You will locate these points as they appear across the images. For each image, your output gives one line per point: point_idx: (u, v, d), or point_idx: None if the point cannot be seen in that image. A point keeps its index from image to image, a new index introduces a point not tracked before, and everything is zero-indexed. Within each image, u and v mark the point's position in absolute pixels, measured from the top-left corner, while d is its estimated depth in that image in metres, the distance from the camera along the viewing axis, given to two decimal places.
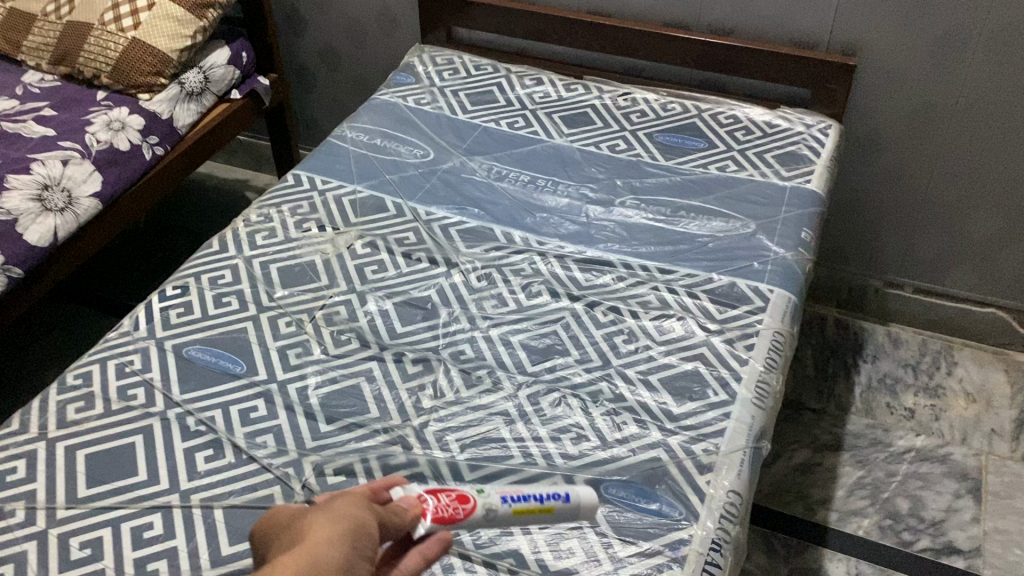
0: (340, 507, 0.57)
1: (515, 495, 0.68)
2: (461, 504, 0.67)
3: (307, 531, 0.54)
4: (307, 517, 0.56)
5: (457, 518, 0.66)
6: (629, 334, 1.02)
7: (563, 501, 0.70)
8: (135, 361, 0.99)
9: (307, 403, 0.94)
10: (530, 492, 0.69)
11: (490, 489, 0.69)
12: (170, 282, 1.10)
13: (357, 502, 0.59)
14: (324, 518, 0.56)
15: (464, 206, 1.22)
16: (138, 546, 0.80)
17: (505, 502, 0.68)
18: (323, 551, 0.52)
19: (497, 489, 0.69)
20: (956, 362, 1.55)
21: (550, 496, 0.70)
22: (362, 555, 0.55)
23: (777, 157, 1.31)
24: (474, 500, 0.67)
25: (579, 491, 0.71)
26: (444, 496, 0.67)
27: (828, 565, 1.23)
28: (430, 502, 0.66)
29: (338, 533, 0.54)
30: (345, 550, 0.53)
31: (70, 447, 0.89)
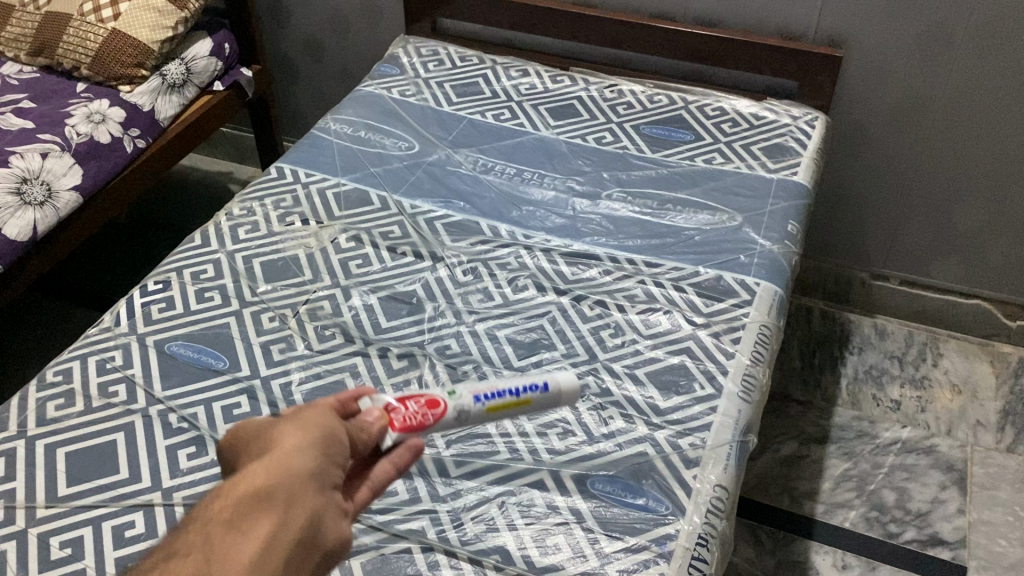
0: (308, 415, 0.58)
1: (488, 393, 0.71)
2: (431, 410, 0.69)
3: (277, 437, 0.56)
4: (277, 424, 0.58)
5: (428, 423, 0.68)
6: (616, 328, 1.01)
7: (541, 391, 0.73)
8: (116, 357, 0.98)
9: (291, 399, 0.93)
10: (504, 389, 0.71)
11: (462, 390, 0.71)
12: (151, 277, 1.09)
13: (326, 410, 0.60)
14: (292, 427, 0.57)
15: (450, 200, 1.21)
16: (120, 545, 0.79)
17: (478, 401, 0.70)
18: (293, 459, 0.53)
19: (469, 390, 0.71)
20: (942, 354, 1.55)
21: (526, 388, 0.73)
22: (331, 461, 0.56)
23: (764, 149, 1.30)
24: (445, 403, 0.69)
25: (555, 378, 0.74)
26: (413, 403, 0.69)
27: (814, 557, 1.24)
28: (399, 411, 0.67)
29: (309, 440, 0.56)
30: (314, 456, 0.55)
31: (50, 445, 0.88)
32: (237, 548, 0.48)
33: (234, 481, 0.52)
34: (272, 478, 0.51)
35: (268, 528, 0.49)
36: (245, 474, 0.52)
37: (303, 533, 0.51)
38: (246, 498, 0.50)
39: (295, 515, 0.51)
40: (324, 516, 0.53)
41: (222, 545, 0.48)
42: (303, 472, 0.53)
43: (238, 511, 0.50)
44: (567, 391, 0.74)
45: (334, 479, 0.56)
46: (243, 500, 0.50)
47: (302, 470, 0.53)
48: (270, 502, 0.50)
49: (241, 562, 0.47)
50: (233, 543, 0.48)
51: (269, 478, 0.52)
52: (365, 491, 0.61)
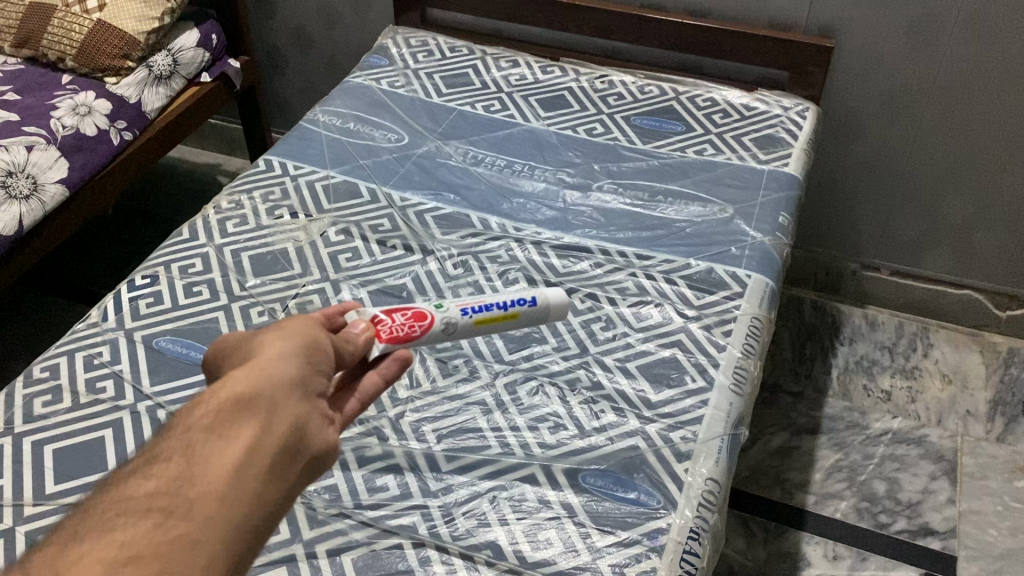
0: (292, 325, 0.59)
1: (474, 307, 0.78)
2: (418, 322, 0.74)
3: (260, 347, 0.57)
4: (259, 334, 0.59)
5: (415, 334, 0.74)
6: (607, 321, 1.01)
7: (528, 305, 0.81)
8: (104, 353, 0.97)
9: None
10: (491, 303, 0.79)
11: (449, 304, 0.77)
12: (138, 272, 1.08)
13: (309, 322, 0.61)
14: (277, 335, 0.58)
15: (440, 192, 1.21)
16: None
17: (466, 314, 0.77)
18: (277, 366, 0.55)
19: (456, 303, 0.77)
20: (932, 344, 1.56)
21: (512, 303, 0.80)
22: (315, 368, 0.58)
23: (755, 141, 1.30)
24: (431, 316, 0.75)
25: (540, 295, 0.83)
26: (399, 316, 0.74)
27: (805, 548, 1.24)
28: (386, 323, 0.73)
29: (292, 349, 0.57)
30: (298, 365, 0.56)
31: (37, 442, 0.87)
32: (220, 452, 0.49)
33: (218, 385, 0.53)
34: (256, 383, 0.53)
35: (251, 431, 0.50)
36: (226, 381, 0.53)
37: (287, 438, 0.52)
38: (227, 405, 0.51)
39: (278, 420, 0.52)
40: (309, 421, 0.54)
41: (205, 448, 0.49)
42: (285, 381, 0.54)
43: (219, 416, 0.51)
44: (553, 304, 0.84)
45: (318, 388, 0.57)
46: (226, 406, 0.51)
47: (284, 380, 0.54)
48: (254, 406, 0.52)
49: (224, 466, 0.48)
50: (219, 443, 0.49)
51: (252, 383, 0.53)
52: (354, 402, 0.64)
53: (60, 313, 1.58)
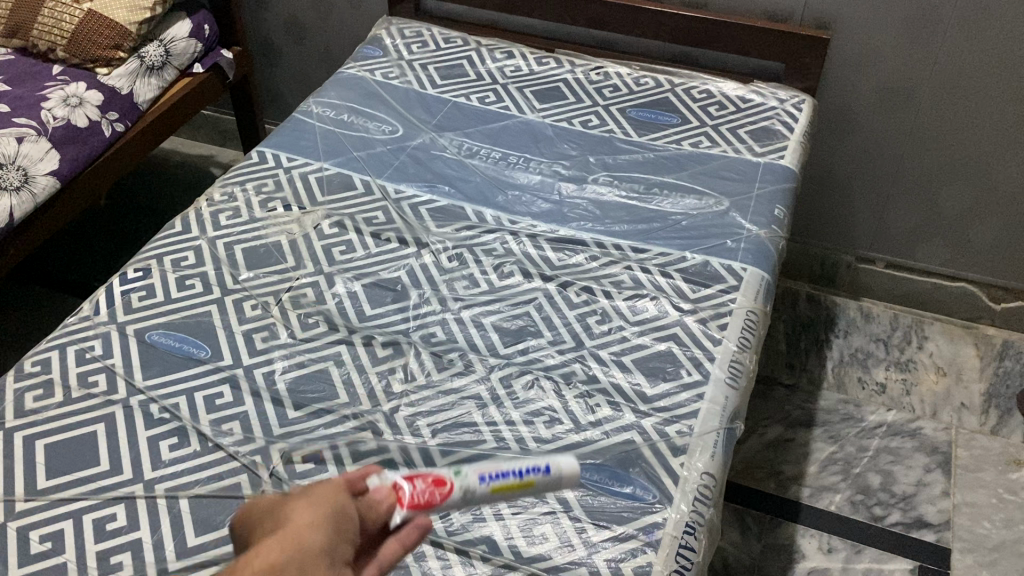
0: (320, 492, 0.57)
1: (494, 472, 0.64)
2: (437, 489, 0.63)
3: (290, 516, 0.54)
4: (289, 502, 0.56)
5: (434, 502, 0.63)
6: (602, 314, 1.00)
7: (544, 473, 0.65)
8: (96, 347, 0.96)
9: (274, 388, 0.92)
10: (510, 469, 0.64)
11: (468, 468, 0.65)
12: (130, 265, 1.07)
13: (338, 487, 0.58)
14: (306, 503, 0.55)
15: (434, 184, 1.20)
16: (101, 537, 0.78)
17: (483, 482, 0.64)
18: (306, 536, 0.52)
19: (475, 469, 0.64)
20: (927, 336, 1.56)
21: (529, 469, 0.65)
22: (343, 537, 0.54)
23: (751, 133, 1.30)
24: (450, 483, 0.63)
25: (559, 461, 0.66)
26: (420, 482, 0.63)
27: (800, 540, 1.24)
28: (406, 488, 0.62)
29: (322, 516, 0.54)
30: (328, 534, 0.53)
31: (28, 437, 0.87)
32: None
33: (247, 557, 0.50)
34: (288, 555, 0.50)
35: None
36: (256, 553, 0.50)
37: None
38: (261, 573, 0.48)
39: None
40: None
41: None
42: (315, 551, 0.51)
43: None
44: (573, 474, 0.66)
45: (347, 557, 0.54)
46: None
47: (313, 548, 0.51)
48: None
49: None
50: None
51: (282, 554, 0.50)
52: None
53: (52, 305, 1.57)
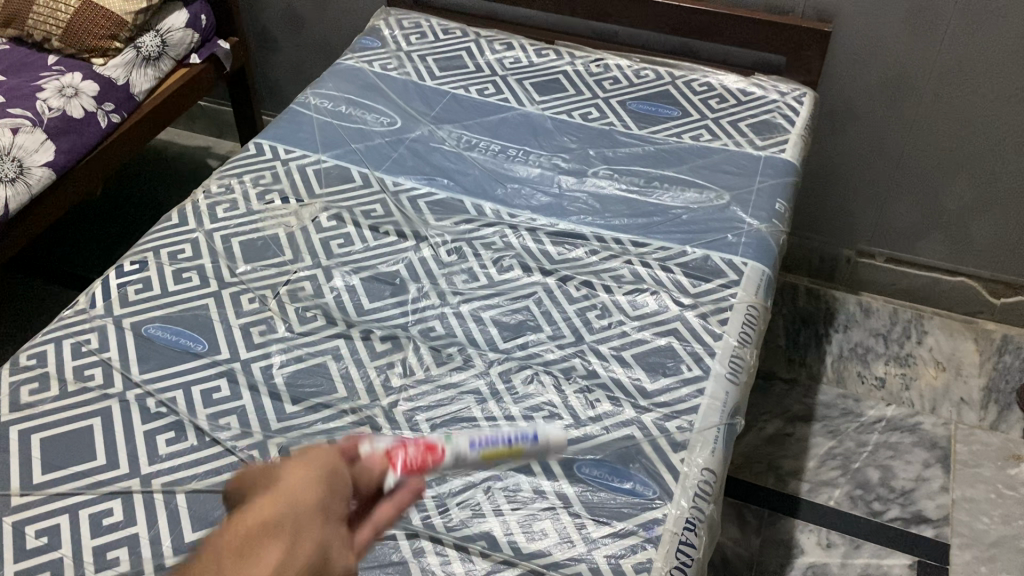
0: (312, 453, 0.57)
1: (483, 438, 0.71)
2: (430, 453, 0.69)
3: (282, 475, 0.55)
4: (281, 464, 0.56)
5: (428, 464, 0.68)
6: (603, 308, 1.00)
7: (531, 441, 0.73)
8: (92, 340, 0.95)
9: (272, 382, 0.91)
10: (499, 435, 0.72)
11: (457, 435, 0.72)
12: (127, 258, 1.06)
13: (331, 450, 0.59)
14: (299, 463, 0.56)
15: (433, 177, 1.19)
16: (98, 533, 0.78)
17: (474, 446, 0.71)
18: (299, 492, 0.52)
19: (464, 435, 0.71)
20: (926, 331, 1.56)
21: (516, 437, 0.73)
22: (338, 496, 0.55)
23: (752, 126, 1.29)
24: (442, 448, 0.70)
25: (545, 431, 0.74)
26: (413, 446, 0.68)
27: (799, 535, 1.24)
28: (399, 453, 0.67)
29: (315, 475, 0.55)
30: (321, 491, 0.53)
31: (24, 431, 0.86)
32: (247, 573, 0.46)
33: (240, 514, 0.50)
34: (281, 509, 0.50)
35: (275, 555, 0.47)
36: (248, 509, 0.50)
37: (312, 566, 0.49)
38: (253, 527, 0.49)
39: (303, 545, 0.49)
40: (334, 551, 0.51)
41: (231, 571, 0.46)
42: (308, 505, 0.52)
43: (243, 542, 0.48)
44: (556, 443, 0.75)
45: (341, 514, 0.54)
46: (250, 531, 0.49)
47: (307, 506, 0.52)
48: (278, 531, 0.49)
49: None
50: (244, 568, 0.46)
51: (274, 509, 0.50)
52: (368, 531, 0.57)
53: (48, 297, 1.56)
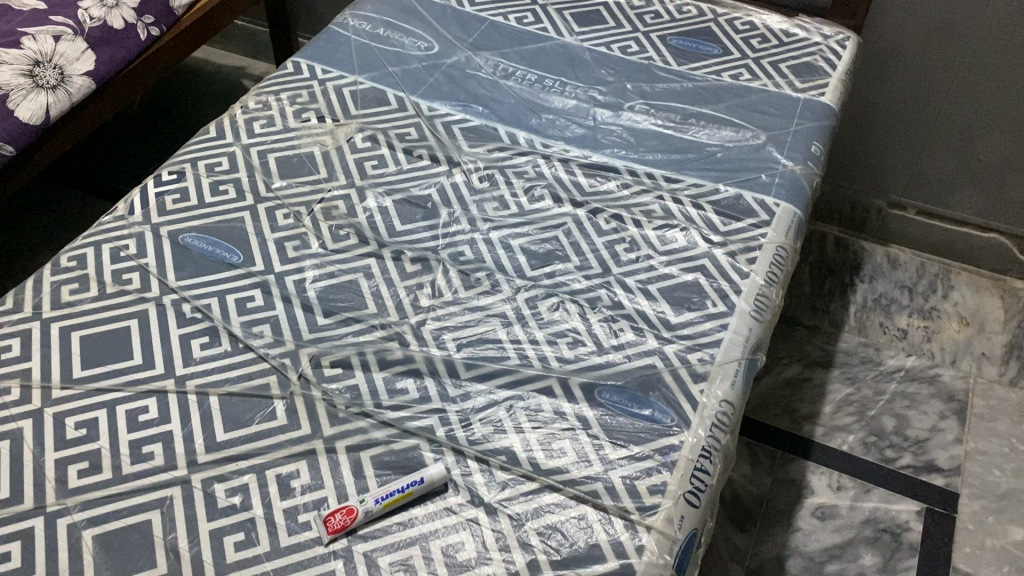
0: None
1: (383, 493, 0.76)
2: (349, 516, 0.74)
3: None
4: None
5: (348, 522, 0.74)
6: (631, 242, 1.01)
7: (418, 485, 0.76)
8: (130, 246, 0.98)
9: (304, 296, 0.94)
10: (392, 487, 0.76)
11: (366, 495, 0.76)
12: (165, 168, 1.08)
13: None
14: None
15: (468, 103, 1.19)
16: (134, 428, 0.81)
17: (378, 502, 0.75)
18: None
19: (371, 493, 0.76)
20: (952, 287, 1.55)
21: (407, 483, 0.76)
22: None
23: (792, 68, 1.27)
24: (356, 508, 0.75)
25: (429, 472, 0.77)
26: (334, 517, 0.74)
27: (810, 477, 1.26)
28: (333, 521, 0.74)
29: None
30: None
31: (65, 328, 0.89)
32: None
33: None
34: None
35: None
36: None
37: None
38: None
39: None
40: None
41: None
42: None
43: None
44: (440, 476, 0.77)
45: None
46: None
47: None
48: None
49: None
50: None
51: None
52: None
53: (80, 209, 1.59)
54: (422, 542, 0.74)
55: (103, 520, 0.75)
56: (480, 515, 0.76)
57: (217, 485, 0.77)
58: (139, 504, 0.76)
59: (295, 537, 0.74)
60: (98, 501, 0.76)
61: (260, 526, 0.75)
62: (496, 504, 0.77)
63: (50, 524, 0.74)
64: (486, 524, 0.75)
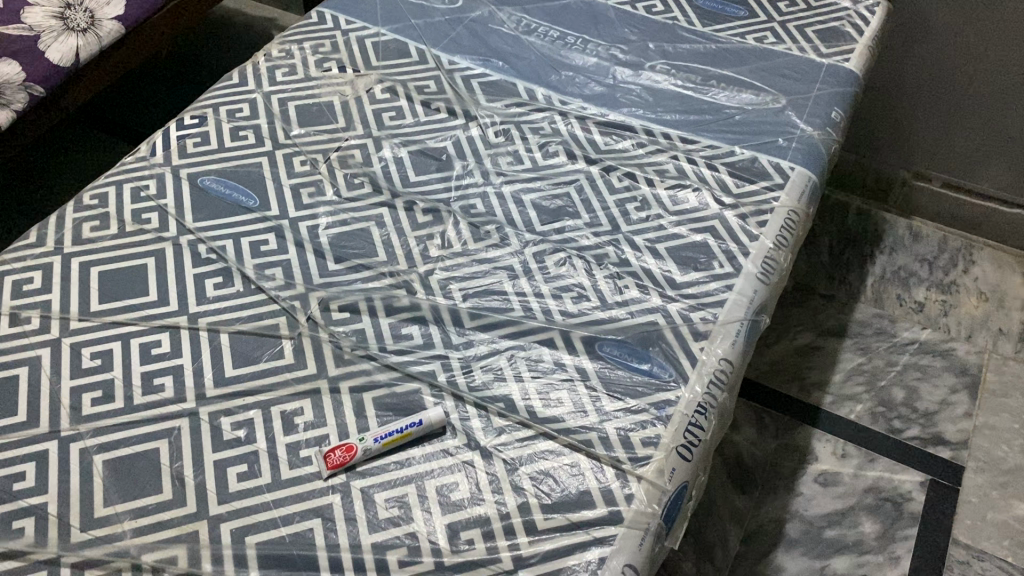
0: None
1: (382, 432, 0.78)
2: (349, 453, 0.76)
3: None
4: None
5: (348, 459, 0.76)
6: (642, 201, 1.01)
7: (416, 427, 0.78)
8: (150, 187, 1.00)
9: (317, 242, 0.95)
10: (391, 427, 0.78)
11: (366, 433, 0.78)
12: (188, 112, 1.10)
13: None
14: None
15: (488, 58, 1.19)
16: (147, 361, 0.84)
17: (377, 441, 0.77)
18: None
19: (371, 432, 0.78)
20: (974, 261, 1.53)
21: (406, 424, 0.78)
22: None
23: (818, 32, 1.25)
24: (355, 447, 0.77)
25: (428, 415, 0.79)
26: (334, 453, 0.76)
27: (815, 444, 1.29)
28: (334, 458, 0.76)
29: None
30: None
31: (84, 263, 0.92)
32: None
33: None
34: None
35: None
36: None
37: None
38: None
39: None
40: None
41: None
42: None
43: None
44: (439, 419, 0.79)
45: None
46: None
47: None
48: None
49: None
50: None
51: None
52: None
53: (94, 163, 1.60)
54: (417, 481, 0.76)
55: (114, 446, 0.78)
56: (476, 458, 0.78)
57: (223, 419, 0.80)
58: (149, 433, 0.79)
59: (296, 471, 0.77)
60: (109, 428, 0.79)
61: (263, 459, 0.77)
62: (492, 448, 0.78)
63: (63, 448, 0.77)
64: (481, 467, 0.77)
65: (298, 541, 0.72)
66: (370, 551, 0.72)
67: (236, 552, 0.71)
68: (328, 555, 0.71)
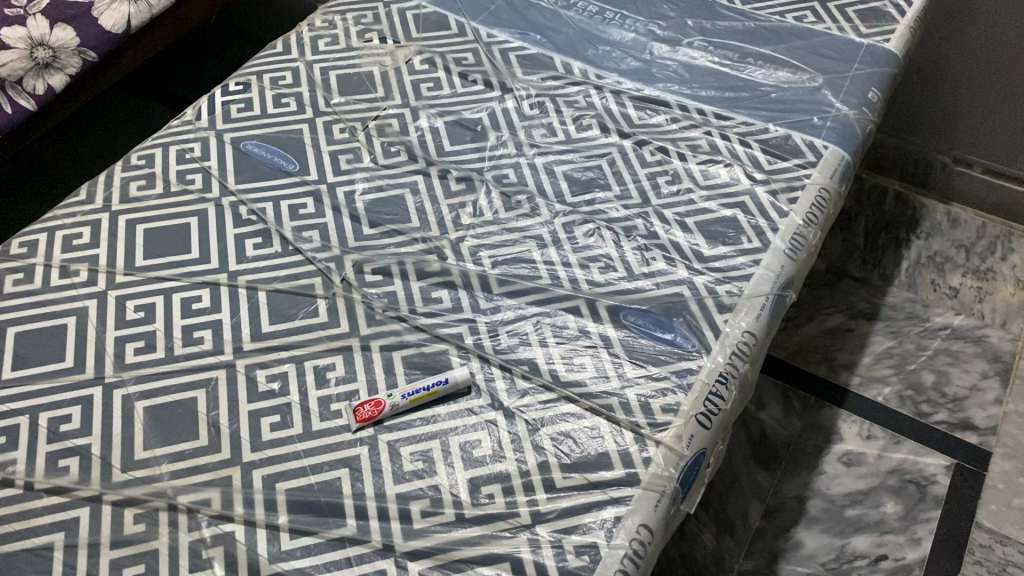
0: None
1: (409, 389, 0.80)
2: (376, 408, 0.79)
3: None
4: None
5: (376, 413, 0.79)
6: (673, 175, 1.02)
7: (442, 385, 0.81)
8: (195, 149, 1.03)
9: (353, 207, 0.98)
10: (418, 385, 0.80)
11: (395, 389, 0.81)
12: (232, 79, 1.13)
13: None
14: None
15: (526, 31, 1.20)
16: (188, 314, 0.87)
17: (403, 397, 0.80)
18: None
19: (399, 388, 0.81)
20: (1013, 248, 1.49)
21: (433, 381, 0.81)
22: None
23: (859, 12, 1.24)
24: (382, 402, 0.80)
25: (453, 374, 0.81)
26: (363, 408, 0.79)
27: (841, 425, 1.30)
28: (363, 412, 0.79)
29: None
30: None
31: (131, 220, 0.95)
32: None
33: None
34: None
35: None
36: None
37: None
38: None
39: None
40: None
41: None
42: None
43: None
44: (464, 378, 0.81)
45: None
46: None
47: None
48: None
49: None
50: None
51: None
52: None
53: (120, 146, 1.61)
54: (442, 437, 0.79)
55: (154, 394, 0.81)
56: (498, 418, 0.80)
57: (259, 371, 0.83)
58: (187, 383, 0.82)
59: (327, 423, 0.80)
60: (151, 377, 0.82)
61: (295, 410, 0.80)
62: (514, 409, 0.81)
63: (107, 394, 0.81)
64: (504, 426, 0.80)
65: (325, 488, 0.75)
66: (394, 500, 0.75)
67: (266, 497, 0.74)
68: (354, 503, 0.74)
